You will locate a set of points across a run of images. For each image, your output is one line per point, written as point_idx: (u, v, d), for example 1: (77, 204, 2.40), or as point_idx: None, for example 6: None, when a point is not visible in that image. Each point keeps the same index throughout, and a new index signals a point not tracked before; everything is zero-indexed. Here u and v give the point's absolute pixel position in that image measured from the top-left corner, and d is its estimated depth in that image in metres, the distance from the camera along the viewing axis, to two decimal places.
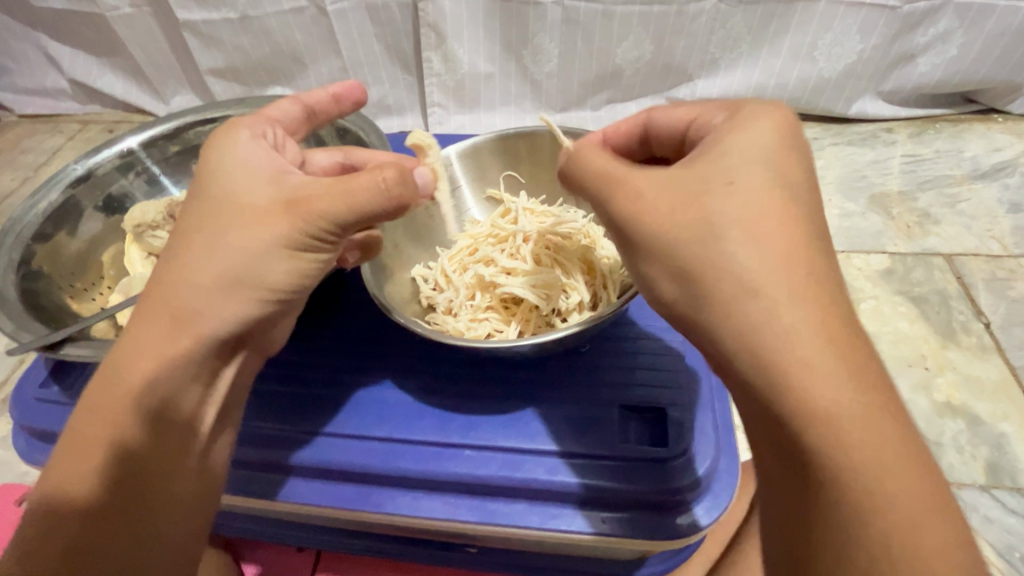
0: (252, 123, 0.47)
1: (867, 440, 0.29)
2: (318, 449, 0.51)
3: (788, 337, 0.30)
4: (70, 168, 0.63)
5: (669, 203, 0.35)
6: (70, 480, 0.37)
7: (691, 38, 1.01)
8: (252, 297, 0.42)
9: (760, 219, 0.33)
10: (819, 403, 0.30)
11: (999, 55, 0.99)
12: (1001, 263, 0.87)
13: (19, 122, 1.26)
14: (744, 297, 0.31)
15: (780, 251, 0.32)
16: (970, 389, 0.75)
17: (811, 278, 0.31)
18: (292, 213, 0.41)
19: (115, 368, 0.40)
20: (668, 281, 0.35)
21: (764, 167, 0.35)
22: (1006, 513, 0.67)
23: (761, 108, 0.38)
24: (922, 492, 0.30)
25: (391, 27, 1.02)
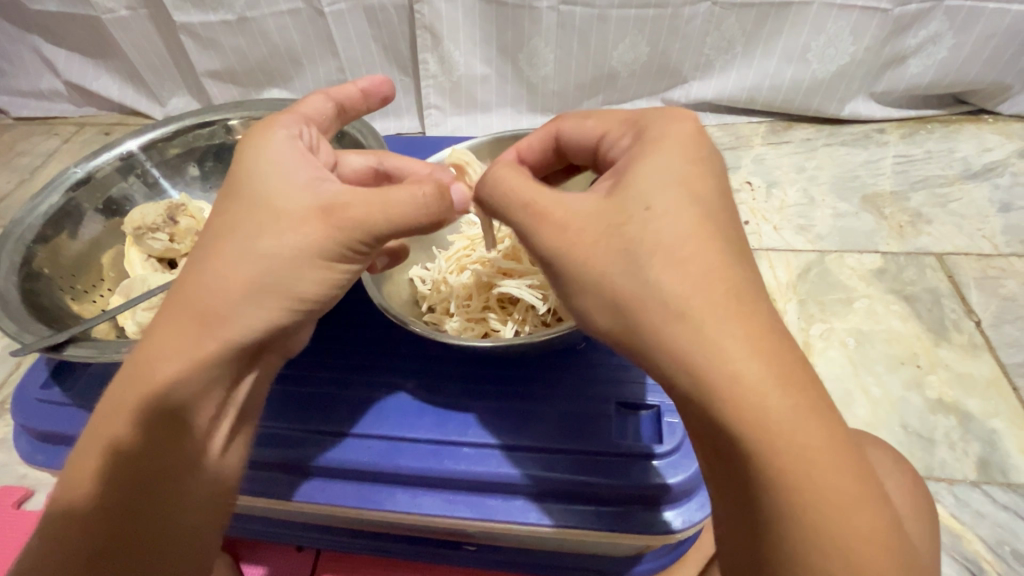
0: (288, 122, 0.47)
1: (814, 446, 0.32)
2: (328, 450, 0.51)
3: (715, 355, 0.32)
4: (70, 171, 0.63)
5: (595, 236, 0.36)
6: (82, 482, 0.39)
7: (686, 39, 1.02)
8: (281, 304, 0.42)
9: (685, 243, 0.34)
10: (755, 411, 0.32)
11: (989, 56, 1.01)
12: (992, 262, 0.88)
13: (15, 124, 1.26)
14: (673, 320, 0.33)
15: (703, 276, 0.33)
16: (961, 386, 0.76)
17: (729, 294, 0.33)
18: (328, 222, 0.41)
19: (141, 368, 0.40)
20: (601, 312, 0.37)
21: (676, 187, 0.36)
22: (996, 508, 0.68)
23: (662, 124, 0.39)
24: (846, 481, 0.33)
25: (387, 29, 1.02)
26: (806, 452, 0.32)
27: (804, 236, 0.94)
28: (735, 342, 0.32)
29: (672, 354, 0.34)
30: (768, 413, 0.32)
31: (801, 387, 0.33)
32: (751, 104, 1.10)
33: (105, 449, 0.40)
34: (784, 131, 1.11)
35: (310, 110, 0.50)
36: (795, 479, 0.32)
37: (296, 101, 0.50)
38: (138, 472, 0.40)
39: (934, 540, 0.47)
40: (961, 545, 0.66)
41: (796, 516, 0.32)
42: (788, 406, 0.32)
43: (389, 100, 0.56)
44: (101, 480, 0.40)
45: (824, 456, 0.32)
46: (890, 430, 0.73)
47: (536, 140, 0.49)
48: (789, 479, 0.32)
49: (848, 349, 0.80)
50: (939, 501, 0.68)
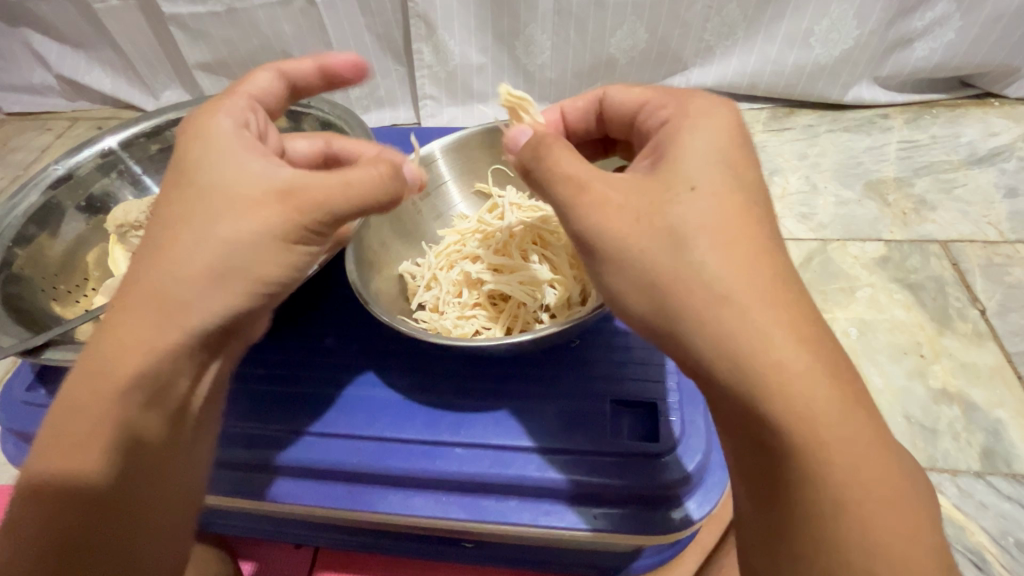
0: (229, 105, 0.47)
1: (844, 433, 0.32)
2: (297, 447, 0.51)
3: (766, 332, 0.33)
4: (51, 168, 0.61)
5: (635, 213, 0.36)
6: (64, 463, 0.38)
7: (686, 25, 1.00)
8: (240, 291, 0.41)
9: (721, 219, 0.35)
10: (802, 400, 0.32)
11: (997, 38, 0.98)
12: (997, 249, 0.87)
13: (7, 119, 1.25)
14: (718, 302, 0.34)
15: (740, 252, 0.34)
16: (966, 375, 0.75)
17: (777, 279, 0.34)
18: (286, 202, 0.41)
19: (99, 363, 0.39)
20: (638, 295, 0.37)
21: (714, 166, 0.37)
22: (1000, 499, 0.67)
23: (705, 103, 0.41)
24: (882, 476, 0.32)
25: (380, 17, 1.00)
26: (852, 445, 0.32)
27: (806, 224, 0.92)
28: (779, 326, 0.33)
29: (721, 336, 0.33)
30: (813, 403, 0.32)
31: (847, 379, 0.34)
32: (752, 90, 1.08)
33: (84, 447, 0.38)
34: (785, 117, 1.09)
35: (256, 90, 0.50)
36: (837, 477, 0.32)
37: (240, 80, 0.50)
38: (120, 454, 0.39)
39: None
40: (964, 536, 0.65)
41: (836, 513, 0.32)
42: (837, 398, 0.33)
43: (352, 81, 0.55)
44: (78, 484, 0.38)
45: (865, 449, 0.33)
46: (893, 421, 0.72)
47: (583, 102, 0.52)
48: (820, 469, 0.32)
49: (851, 339, 0.79)
50: (942, 492, 0.67)
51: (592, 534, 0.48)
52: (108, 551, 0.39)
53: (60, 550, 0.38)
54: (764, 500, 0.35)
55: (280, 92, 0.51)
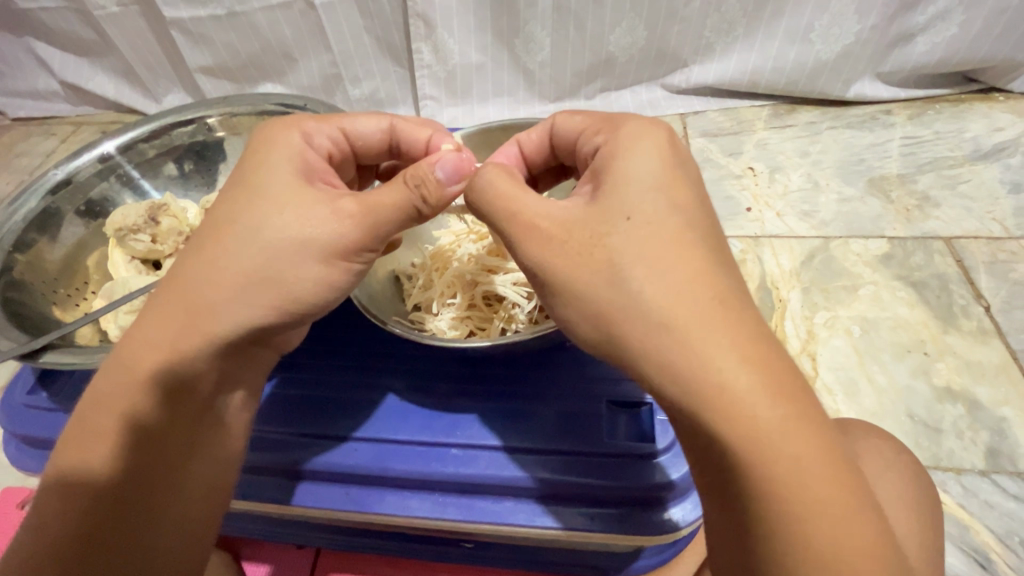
0: (305, 123, 0.47)
1: (792, 457, 0.32)
2: (328, 453, 0.51)
3: (713, 363, 0.32)
4: (50, 173, 0.62)
5: (576, 245, 0.37)
6: (84, 456, 0.39)
7: (685, 22, 0.99)
8: (274, 300, 0.41)
9: (666, 246, 0.35)
10: (745, 422, 0.32)
11: (1001, 32, 0.97)
12: (1002, 245, 0.86)
13: (14, 125, 1.27)
14: (659, 331, 0.34)
15: (684, 283, 0.34)
16: (970, 373, 0.74)
17: (717, 302, 0.34)
18: (335, 214, 0.41)
19: (124, 354, 0.40)
20: (583, 324, 0.37)
21: (655, 194, 0.37)
22: (1005, 498, 0.66)
23: (638, 125, 0.41)
24: (836, 491, 0.32)
25: (380, 18, 1.00)
26: (798, 462, 0.32)
27: (808, 222, 0.91)
28: (717, 350, 0.33)
29: (662, 364, 0.33)
30: (761, 429, 0.32)
31: (795, 397, 0.33)
32: (753, 88, 1.07)
33: (105, 434, 0.39)
34: (787, 114, 1.08)
35: (356, 131, 0.50)
36: (793, 493, 0.32)
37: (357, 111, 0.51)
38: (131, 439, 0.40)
39: (933, 534, 0.46)
40: (969, 536, 0.65)
41: (786, 526, 0.32)
42: (789, 417, 0.32)
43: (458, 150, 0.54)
44: (88, 472, 0.39)
45: (812, 465, 0.32)
46: (895, 419, 0.71)
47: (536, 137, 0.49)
48: (772, 487, 0.32)
49: (854, 337, 0.78)
50: (946, 491, 0.67)
51: (565, 532, 0.48)
52: (119, 534, 0.39)
53: (79, 538, 0.38)
54: (726, 521, 0.35)
55: (382, 141, 0.52)
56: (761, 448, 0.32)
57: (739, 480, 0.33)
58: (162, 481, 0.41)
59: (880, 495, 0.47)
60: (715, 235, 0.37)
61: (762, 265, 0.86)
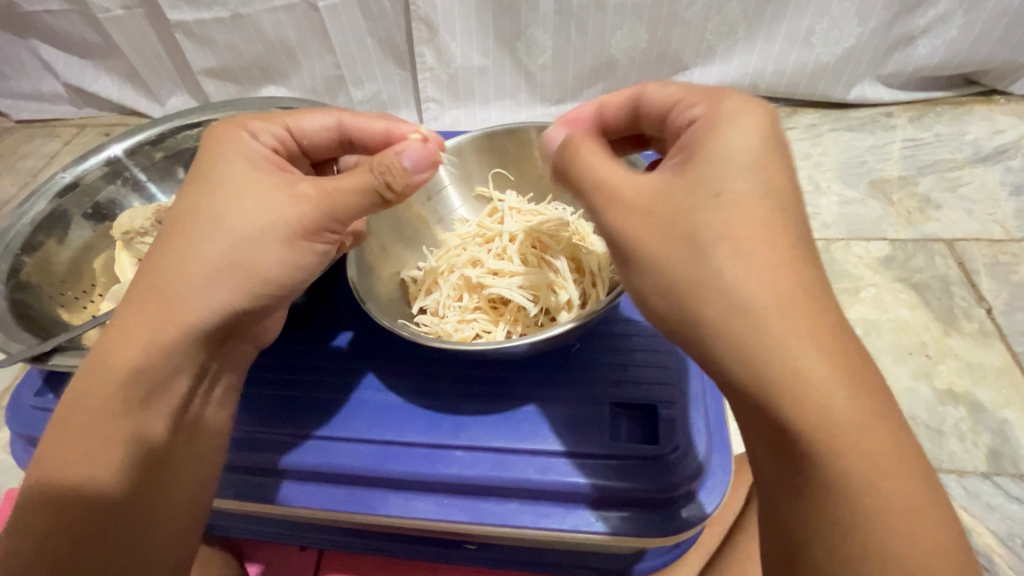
0: (255, 122, 0.48)
1: (863, 450, 0.31)
2: (297, 451, 0.52)
3: (793, 349, 0.32)
4: (57, 177, 0.63)
5: (654, 224, 0.36)
6: (66, 461, 0.38)
7: (686, 25, 1.00)
8: (247, 283, 0.42)
9: (753, 230, 0.33)
10: (821, 408, 0.31)
11: (1001, 35, 0.97)
12: (1003, 248, 0.86)
13: (17, 127, 1.27)
14: (741, 314, 0.32)
15: (770, 268, 0.33)
16: (972, 375, 0.75)
17: (799, 290, 0.33)
18: (296, 198, 0.43)
19: (101, 352, 0.40)
20: (658, 300, 0.36)
21: (748, 174, 0.35)
22: (1007, 499, 0.67)
23: (736, 102, 0.38)
24: (905, 489, 0.32)
25: (383, 21, 1.01)
26: (869, 455, 0.31)
27: (810, 224, 0.92)
28: (799, 336, 0.32)
29: (742, 346, 0.32)
30: (840, 418, 0.31)
31: (871, 388, 0.32)
32: (755, 90, 1.07)
33: (87, 437, 0.39)
34: (788, 116, 1.08)
35: (301, 127, 0.49)
36: (861, 486, 0.31)
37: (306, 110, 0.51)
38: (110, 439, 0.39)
39: None
40: (971, 537, 0.65)
41: (848, 520, 0.32)
42: (862, 410, 0.32)
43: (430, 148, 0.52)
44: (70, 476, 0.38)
45: (881, 459, 0.32)
46: None
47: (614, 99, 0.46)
48: (839, 479, 0.32)
49: None
50: (948, 493, 0.67)
51: (610, 538, 0.48)
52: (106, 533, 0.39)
53: (66, 543, 0.38)
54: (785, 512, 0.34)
55: (330, 137, 0.51)
56: (831, 437, 0.31)
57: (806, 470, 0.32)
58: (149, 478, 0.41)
59: None
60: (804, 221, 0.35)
61: None
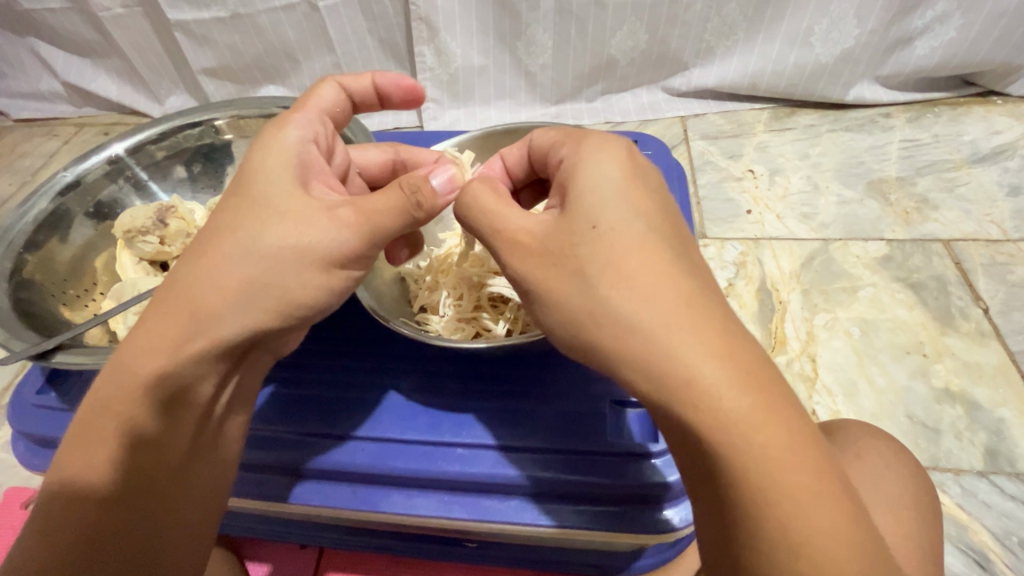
0: (297, 120, 0.46)
1: (772, 451, 0.32)
2: (328, 452, 0.51)
3: (680, 359, 0.33)
4: (59, 175, 0.63)
5: (549, 254, 0.37)
6: (89, 465, 0.39)
7: (686, 26, 1.00)
8: (274, 306, 0.41)
9: (632, 252, 0.35)
10: (714, 416, 0.32)
11: (998, 36, 0.97)
12: (1000, 248, 0.87)
13: (16, 126, 1.27)
14: (627, 334, 0.34)
15: (648, 285, 0.34)
16: (968, 374, 0.75)
17: (680, 301, 0.34)
18: (335, 223, 0.41)
19: (125, 360, 0.40)
20: (562, 329, 0.38)
21: (620, 200, 0.37)
22: (1004, 498, 0.67)
23: (599, 139, 0.41)
24: (811, 479, 0.32)
25: (383, 21, 1.01)
26: (776, 455, 0.32)
27: (808, 224, 0.92)
28: (692, 346, 0.33)
29: (632, 364, 0.34)
30: (739, 422, 0.32)
31: (766, 386, 0.33)
32: (753, 91, 1.08)
33: (105, 438, 0.39)
34: (787, 117, 1.09)
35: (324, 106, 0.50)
36: (775, 485, 0.32)
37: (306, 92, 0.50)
38: (136, 449, 0.40)
39: (933, 534, 0.47)
40: (967, 536, 0.66)
41: (766, 516, 0.32)
42: (755, 407, 0.32)
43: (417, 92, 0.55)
44: (94, 481, 0.39)
45: (784, 454, 0.32)
46: (895, 420, 0.72)
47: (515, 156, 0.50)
48: (752, 481, 0.32)
49: (853, 338, 0.79)
50: (945, 491, 0.67)
51: (556, 530, 0.49)
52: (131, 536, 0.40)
53: (83, 543, 0.38)
54: (711, 521, 0.35)
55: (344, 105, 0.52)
56: (731, 441, 0.32)
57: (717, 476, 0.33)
58: (171, 485, 0.42)
59: (879, 496, 0.47)
60: (682, 239, 0.38)
61: (762, 267, 0.87)
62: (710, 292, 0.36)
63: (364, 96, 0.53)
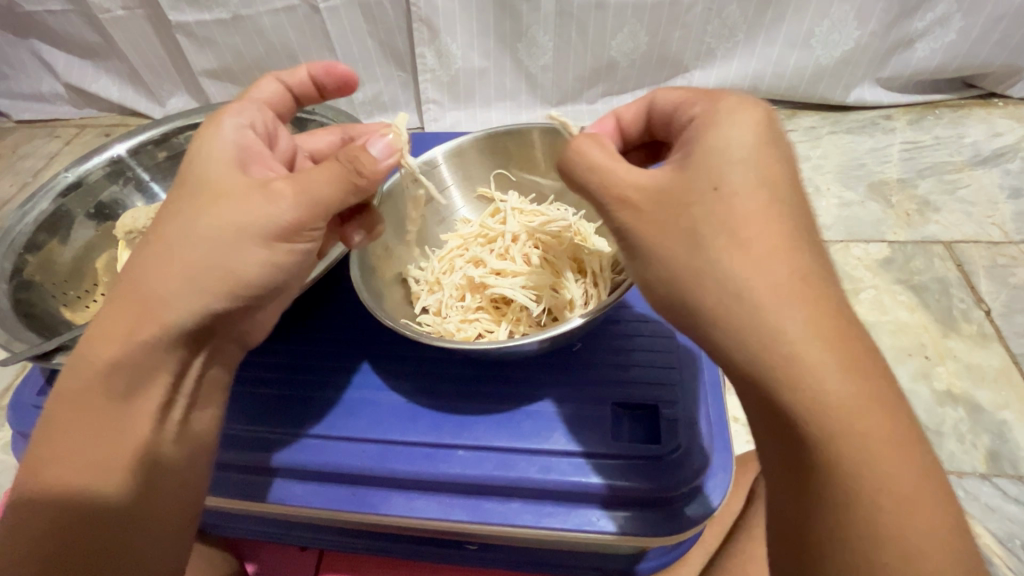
0: (234, 109, 0.48)
1: (874, 438, 0.31)
2: (290, 449, 0.52)
3: (795, 330, 0.31)
4: (60, 176, 0.63)
5: (655, 210, 0.35)
6: (53, 459, 0.38)
7: (687, 28, 1.00)
8: (223, 286, 0.40)
9: (750, 218, 0.33)
10: (818, 392, 0.31)
11: (999, 38, 0.98)
12: (1002, 250, 0.87)
13: (17, 127, 1.27)
14: (732, 298, 0.32)
15: (764, 252, 0.32)
16: (971, 376, 0.75)
17: (797, 276, 0.32)
18: (270, 199, 0.41)
19: (81, 353, 0.40)
20: (656, 288, 0.35)
21: (747, 163, 0.34)
22: (1006, 501, 0.67)
23: (733, 102, 0.37)
24: (907, 475, 0.31)
25: (383, 23, 1.01)
26: (876, 443, 0.31)
27: None
28: (807, 320, 0.31)
29: (735, 329, 0.32)
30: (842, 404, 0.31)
31: (871, 374, 0.31)
32: (754, 93, 1.08)
33: (67, 428, 0.39)
34: (788, 119, 1.09)
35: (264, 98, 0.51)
36: (867, 472, 0.30)
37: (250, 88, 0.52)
38: (97, 440, 0.39)
39: None
40: None
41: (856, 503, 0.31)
42: (857, 393, 0.31)
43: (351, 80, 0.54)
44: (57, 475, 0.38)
45: (882, 444, 0.31)
46: None
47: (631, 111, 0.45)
48: (843, 467, 0.30)
49: None
50: None
51: (618, 538, 0.48)
52: (95, 531, 0.38)
53: (48, 537, 0.37)
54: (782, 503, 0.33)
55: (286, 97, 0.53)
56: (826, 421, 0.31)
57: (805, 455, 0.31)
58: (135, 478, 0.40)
59: None
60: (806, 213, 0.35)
61: None
62: (830, 273, 0.33)
63: (303, 90, 0.53)
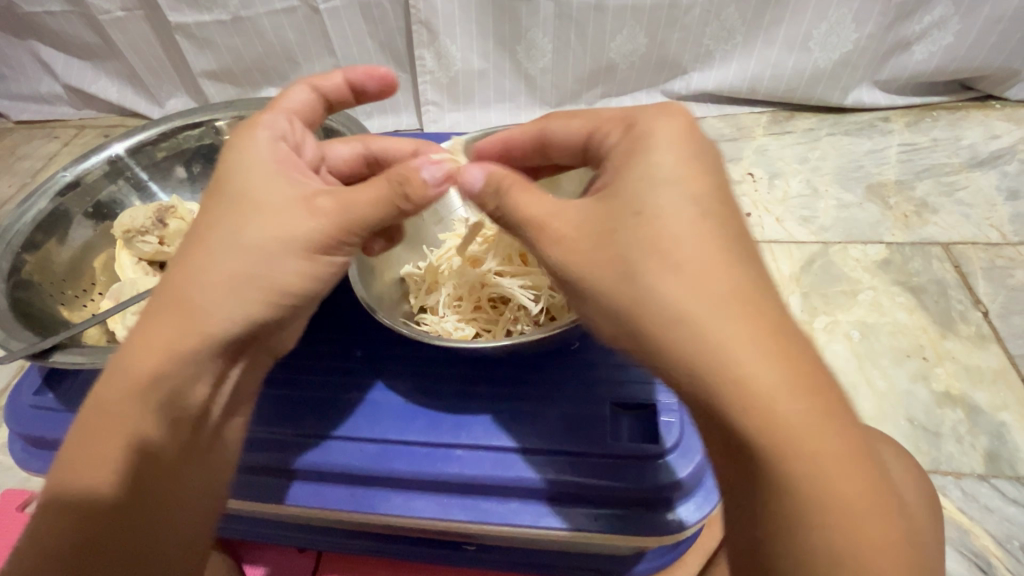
0: (267, 121, 0.46)
1: (822, 452, 0.31)
2: (312, 451, 0.51)
3: (730, 352, 0.31)
4: (59, 175, 0.63)
5: (591, 243, 0.36)
6: (88, 470, 0.38)
7: (685, 30, 1.00)
8: (262, 298, 0.41)
9: (683, 241, 0.33)
10: (766, 415, 0.31)
11: (996, 41, 0.98)
12: (1000, 251, 0.87)
13: (15, 128, 1.27)
14: (671, 325, 0.33)
15: (696, 274, 0.33)
16: (969, 378, 0.75)
17: (730, 295, 0.32)
18: (314, 213, 0.41)
19: (122, 363, 0.40)
20: (602, 318, 0.36)
21: (675, 183, 0.35)
22: (1005, 502, 0.67)
23: (655, 117, 0.38)
24: (859, 485, 0.31)
25: (382, 25, 1.01)
26: (825, 458, 0.31)
27: (808, 228, 0.92)
28: (743, 341, 0.32)
29: (676, 356, 0.33)
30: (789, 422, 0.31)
31: (818, 388, 0.32)
32: (753, 95, 1.08)
33: (106, 441, 0.38)
34: (786, 121, 1.09)
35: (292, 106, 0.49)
36: (822, 487, 0.31)
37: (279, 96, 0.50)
38: (134, 453, 0.39)
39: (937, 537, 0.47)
40: (969, 539, 0.65)
41: (815, 520, 0.31)
42: (807, 409, 0.31)
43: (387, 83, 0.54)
44: (89, 488, 0.38)
45: (830, 457, 0.31)
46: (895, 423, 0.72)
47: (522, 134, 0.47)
48: (795, 483, 0.31)
49: (853, 341, 0.79)
50: (946, 495, 0.67)
51: (571, 533, 0.48)
52: (126, 541, 0.39)
53: (77, 549, 0.38)
54: (744, 522, 0.34)
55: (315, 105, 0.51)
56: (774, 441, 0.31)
57: (758, 475, 0.32)
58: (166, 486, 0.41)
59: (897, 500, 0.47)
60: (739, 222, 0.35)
61: None
62: (767, 285, 0.34)
63: (337, 93, 0.52)
